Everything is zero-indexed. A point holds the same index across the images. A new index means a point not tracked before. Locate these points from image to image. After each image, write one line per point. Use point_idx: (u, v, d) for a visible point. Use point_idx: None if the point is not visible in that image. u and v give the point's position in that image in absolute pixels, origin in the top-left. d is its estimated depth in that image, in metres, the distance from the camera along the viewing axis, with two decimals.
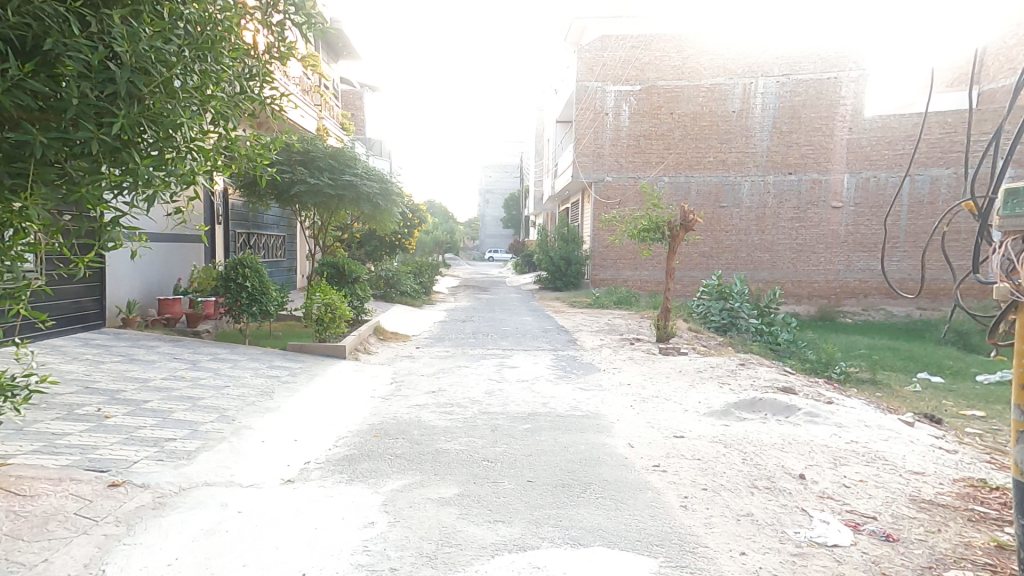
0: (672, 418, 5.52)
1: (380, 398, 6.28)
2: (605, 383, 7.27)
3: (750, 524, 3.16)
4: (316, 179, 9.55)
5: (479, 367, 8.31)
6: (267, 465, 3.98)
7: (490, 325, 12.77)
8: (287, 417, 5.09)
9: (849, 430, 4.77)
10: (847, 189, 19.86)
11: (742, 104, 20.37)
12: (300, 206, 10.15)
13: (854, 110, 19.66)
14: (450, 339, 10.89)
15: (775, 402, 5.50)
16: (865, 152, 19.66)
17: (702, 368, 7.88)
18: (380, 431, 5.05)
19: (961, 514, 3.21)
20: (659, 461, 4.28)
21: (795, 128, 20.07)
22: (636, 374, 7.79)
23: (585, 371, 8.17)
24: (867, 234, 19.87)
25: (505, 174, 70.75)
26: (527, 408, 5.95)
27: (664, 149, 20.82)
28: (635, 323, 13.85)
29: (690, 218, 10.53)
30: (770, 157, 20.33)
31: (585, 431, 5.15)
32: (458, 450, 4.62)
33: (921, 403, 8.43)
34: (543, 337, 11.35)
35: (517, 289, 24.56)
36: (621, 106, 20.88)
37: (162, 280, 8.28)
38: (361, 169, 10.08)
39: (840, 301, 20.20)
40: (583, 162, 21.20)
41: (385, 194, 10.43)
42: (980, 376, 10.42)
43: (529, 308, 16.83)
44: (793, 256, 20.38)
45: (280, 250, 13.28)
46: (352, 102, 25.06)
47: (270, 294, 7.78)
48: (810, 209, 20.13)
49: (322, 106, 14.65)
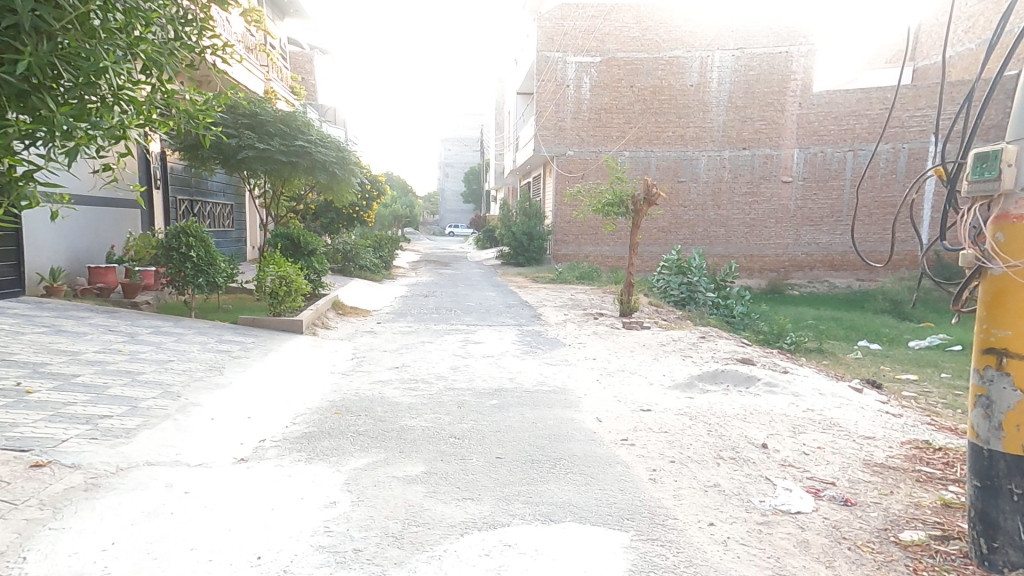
0: (638, 392, 5.58)
1: (339, 374, 6.05)
2: (570, 357, 7.28)
3: (717, 495, 3.21)
4: (267, 145, 8.93)
5: (443, 342, 8.15)
6: (218, 444, 3.74)
7: (452, 301, 12.56)
8: (238, 393, 4.80)
9: (805, 398, 4.93)
10: (797, 164, 20.45)
11: (699, 78, 20.54)
12: (248, 173, 9.51)
13: (805, 86, 20.16)
14: (412, 314, 10.63)
15: (736, 373, 5.66)
16: (814, 128, 20.19)
17: (664, 341, 8.02)
18: (341, 408, 4.85)
19: (911, 476, 3.36)
20: (627, 436, 4.32)
21: (749, 103, 20.45)
22: (600, 348, 7.85)
23: (550, 345, 8.17)
24: (816, 209, 20.61)
25: (465, 147, 69.39)
26: (493, 383, 5.87)
27: (624, 122, 20.82)
28: (597, 298, 13.98)
29: (653, 191, 10.55)
30: (726, 132, 20.68)
31: (553, 407, 5.14)
32: (424, 427, 4.48)
33: (863, 369, 8.91)
34: (507, 312, 11.28)
35: (479, 265, 24.34)
36: (581, 78, 20.68)
37: (90, 247, 7.60)
38: (314, 135, 9.52)
39: (789, 275, 21.06)
40: (544, 135, 20.95)
41: (342, 162, 9.93)
42: (913, 342, 11.12)
43: (491, 283, 16.69)
44: (747, 231, 20.99)
45: (228, 220, 12.52)
46: (301, 66, 23.73)
47: (217, 265, 7.31)
48: (763, 184, 20.71)
49: (269, 67, 13.75)
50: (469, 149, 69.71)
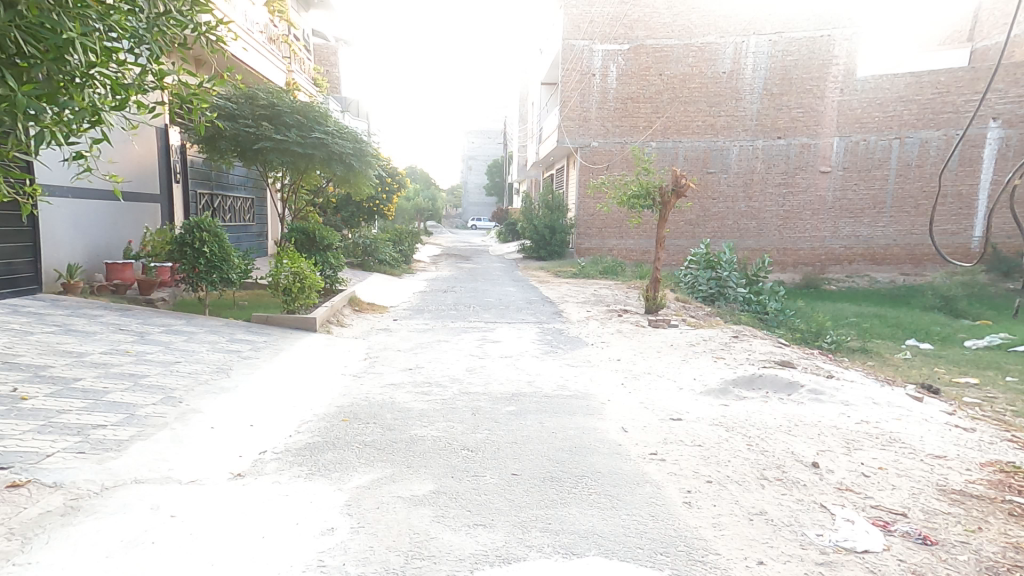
0: (668, 398, 5.16)
1: (351, 376, 5.78)
2: (594, 358, 6.87)
3: (765, 526, 2.78)
4: (285, 136, 8.68)
5: (461, 341, 7.84)
6: (214, 456, 3.48)
7: (471, 296, 12.24)
8: (243, 398, 4.57)
9: (857, 408, 4.42)
10: (835, 153, 19.45)
11: (732, 65, 19.67)
12: (265, 166, 9.31)
13: (847, 71, 19.08)
14: (431, 311, 10.35)
15: (776, 378, 5.18)
16: (855, 115, 19.17)
17: (695, 341, 7.54)
18: (349, 414, 4.57)
19: (1000, 508, 2.87)
20: (656, 449, 3.89)
21: (785, 90, 19.51)
22: (626, 348, 7.42)
23: (572, 344, 7.78)
24: (855, 200, 19.58)
25: (488, 140, 69.00)
26: (511, 387, 5.52)
27: (652, 112, 20.12)
28: (622, 293, 13.49)
29: (683, 182, 10.01)
30: (759, 121, 19.79)
31: (575, 414, 4.76)
32: (435, 438, 4.16)
33: (914, 372, 8.24)
34: (528, 308, 10.92)
35: (500, 258, 24.01)
36: (608, 66, 20.01)
37: (109, 243, 7.50)
38: (332, 127, 9.27)
39: (825, 269, 20.11)
40: (569, 126, 20.41)
41: (359, 154, 9.67)
42: (968, 342, 10.34)
43: (512, 278, 16.32)
44: (780, 224, 20.12)
45: (248, 214, 12.45)
46: (325, 59, 23.70)
47: (232, 262, 7.09)
48: (798, 174, 19.76)
49: (290, 58, 13.59)
50: (491, 142, 69.36)
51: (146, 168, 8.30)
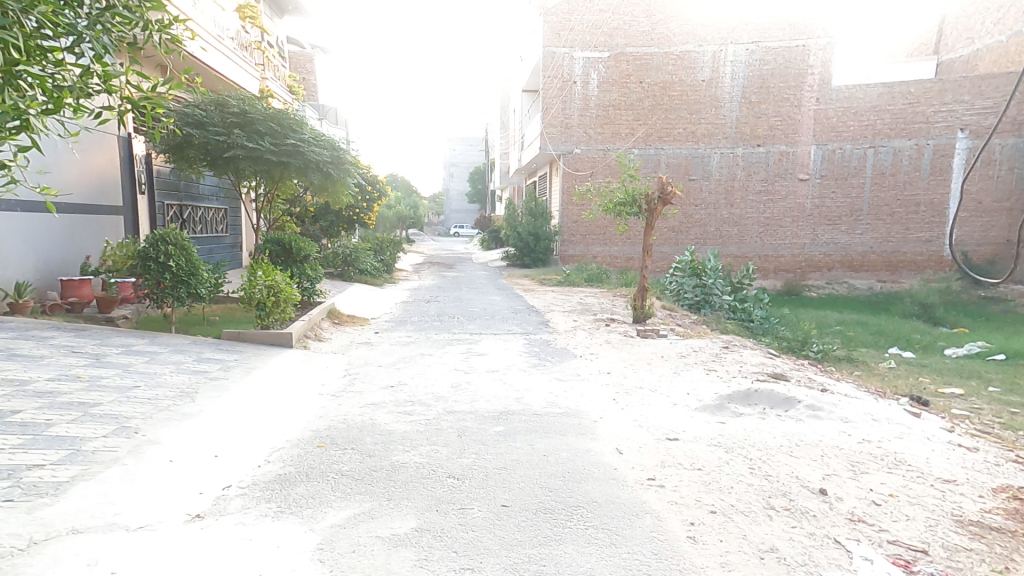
0: (662, 415, 4.95)
1: (328, 396, 5.45)
2: (583, 372, 6.65)
3: (778, 567, 2.56)
4: (257, 144, 8.33)
5: (444, 355, 7.55)
6: (170, 495, 3.14)
7: (455, 307, 11.94)
8: (208, 424, 4.22)
9: (857, 426, 4.27)
10: (813, 161, 19.69)
11: (711, 73, 19.82)
12: (238, 174, 8.92)
13: (823, 80, 19.37)
14: (413, 323, 10.03)
15: (772, 393, 5.02)
16: (832, 123, 19.45)
17: (684, 352, 7.38)
18: (325, 440, 4.26)
19: (1022, 542, 2.70)
20: (654, 474, 3.67)
21: (763, 98, 19.72)
22: (615, 361, 7.22)
23: (560, 357, 7.55)
24: (834, 207, 19.83)
25: (470, 147, 68.87)
26: (498, 406, 5.26)
27: (633, 120, 20.16)
28: (607, 302, 13.35)
29: (668, 190, 9.92)
30: (739, 128, 19.96)
31: (566, 435, 4.52)
32: (417, 465, 3.87)
33: (900, 381, 8.22)
34: (513, 319, 10.69)
35: (483, 266, 23.75)
36: (589, 74, 20.02)
37: (64, 258, 7.05)
38: (307, 134, 8.95)
39: (806, 275, 20.31)
40: (551, 133, 20.33)
41: (337, 162, 9.35)
42: (949, 349, 10.41)
43: (496, 287, 16.08)
44: (761, 231, 20.27)
45: (221, 224, 11.99)
46: (302, 64, 23.27)
47: (201, 276, 6.72)
48: (777, 181, 19.95)
49: (264, 63, 13.21)
50: (474, 149, 69.28)
51: (107, 178, 7.86)
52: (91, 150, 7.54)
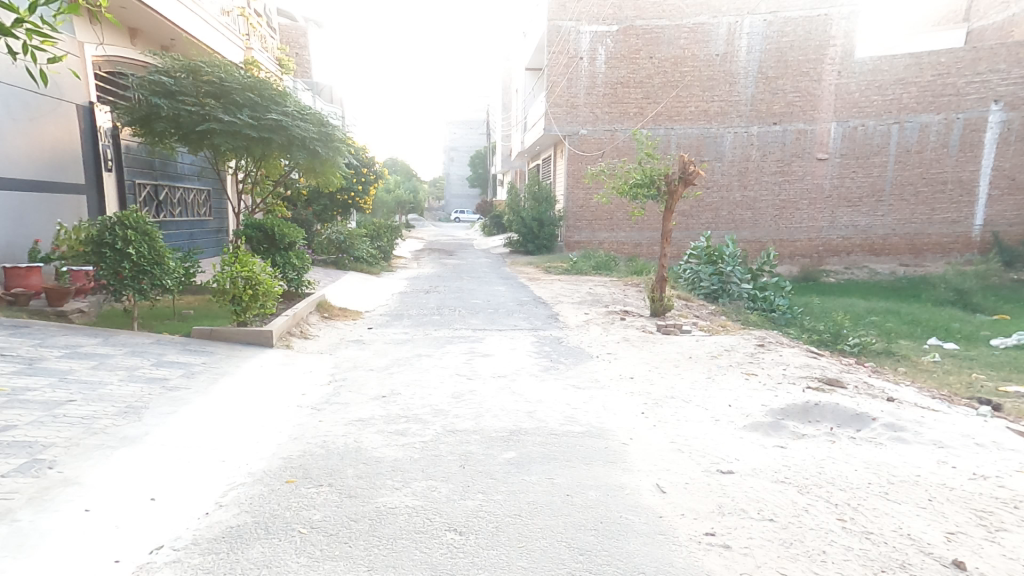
0: (706, 435, 4.14)
1: (309, 408, 4.62)
2: (602, 378, 5.83)
3: None
4: (235, 118, 7.41)
5: (445, 355, 6.74)
6: (70, 572, 2.31)
7: (456, 297, 11.09)
8: (151, 452, 3.38)
9: (960, 456, 3.44)
10: (833, 140, 18.64)
11: (726, 46, 18.70)
12: (215, 152, 8.00)
13: (845, 53, 18.23)
14: (411, 316, 9.22)
15: (837, 409, 4.21)
16: (853, 100, 18.37)
17: (715, 351, 6.56)
18: (296, 472, 3.39)
19: None
20: (714, 527, 2.83)
21: (781, 73, 18.61)
22: (636, 362, 6.40)
23: (574, 358, 6.73)
24: (853, 189, 18.85)
25: (470, 130, 67.45)
26: (508, 423, 4.45)
27: (643, 98, 19.12)
28: (619, 292, 12.51)
29: (691, 169, 9.02)
30: (754, 106, 18.88)
31: (592, 464, 3.70)
32: (413, 511, 3.03)
33: (952, 378, 7.40)
34: (519, 311, 9.88)
35: (484, 253, 22.86)
36: (596, 49, 18.93)
37: (10, 243, 6.14)
38: (291, 107, 8.02)
39: (823, 260, 19.39)
40: (556, 112, 19.29)
41: (325, 139, 8.43)
42: (995, 340, 9.57)
43: (500, 275, 15.25)
44: (776, 214, 19.31)
45: (203, 208, 11.10)
46: (293, 40, 22.16)
47: (168, 265, 5.84)
48: (794, 162, 18.94)
49: (249, 34, 12.20)
50: (474, 133, 67.89)
51: (63, 153, 6.95)
52: (43, 120, 6.60)
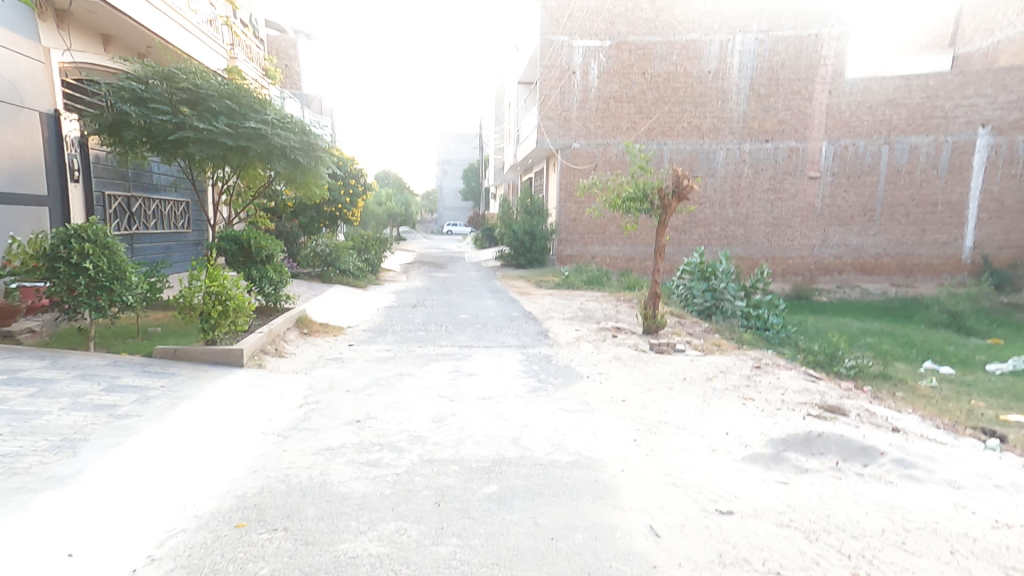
0: (702, 467, 3.83)
1: (274, 435, 4.26)
2: (591, 400, 5.53)
3: None
4: (210, 126, 7.13)
5: (427, 374, 6.41)
6: None
7: (443, 313, 10.78)
8: (83, 493, 3.01)
9: (980, 501, 3.15)
10: (824, 158, 18.67)
11: (718, 64, 18.74)
12: (189, 161, 7.70)
13: (836, 72, 18.33)
14: (395, 332, 8.87)
15: (842, 441, 3.92)
16: (844, 118, 18.44)
17: (710, 373, 6.28)
18: (248, 514, 3.02)
19: None
20: None
21: (772, 91, 18.67)
22: (627, 384, 6.11)
23: (563, 379, 6.42)
24: (845, 206, 18.84)
25: (464, 143, 67.62)
26: (489, 453, 4.12)
27: (635, 113, 19.09)
28: (611, 308, 12.26)
29: (684, 184, 8.82)
30: (746, 123, 18.90)
31: (579, 501, 3.38)
32: (377, 563, 2.69)
33: (952, 403, 7.16)
34: (507, 328, 9.57)
35: (476, 266, 22.58)
36: (589, 64, 18.92)
37: None
38: (271, 116, 7.76)
39: (815, 278, 19.31)
40: (548, 127, 19.20)
41: (307, 148, 8.16)
42: (991, 365, 9.38)
43: (490, 289, 14.96)
44: (768, 231, 19.23)
45: (182, 219, 10.75)
46: (284, 51, 22.01)
47: (128, 279, 5.48)
48: (786, 179, 18.92)
49: (234, 42, 11.96)
50: (467, 146, 68.02)
51: (26, 161, 6.57)
52: (6, 126, 6.22)
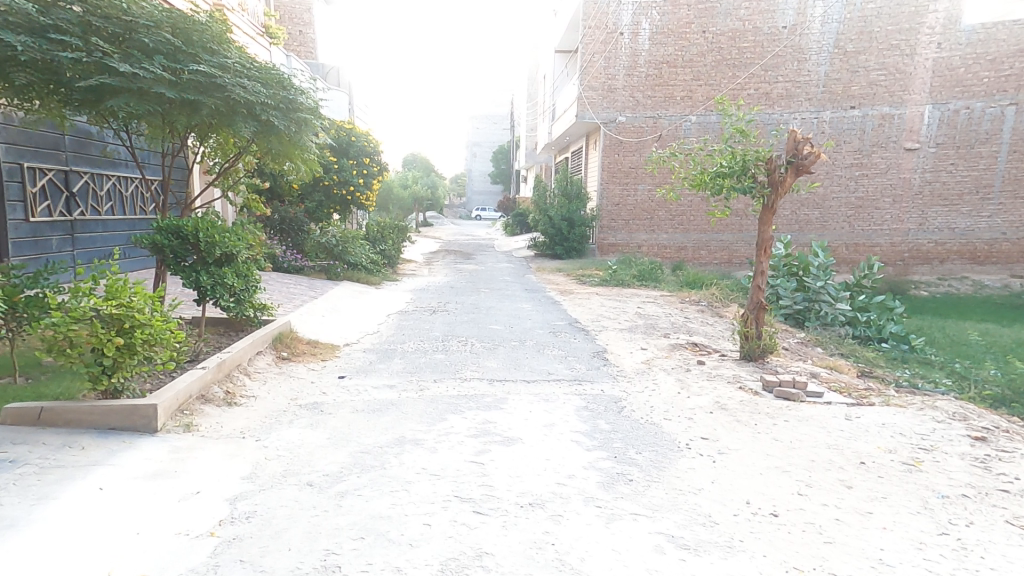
0: None
1: None
2: (716, 515, 3.16)
3: None
4: (142, 69, 4.98)
5: (442, 445, 4.18)
6: None
7: (469, 322, 8.58)
8: None
9: None
10: (926, 125, 15.53)
11: (796, 16, 15.70)
12: (119, 122, 5.52)
13: (947, 20, 14.97)
14: (404, 353, 6.71)
15: None
16: (955, 77, 15.21)
17: (902, 446, 3.85)
18: None
19: None
20: None
21: (863, 48, 15.51)
22: (767, 469, 3.72)
23: (652, 453, 4.12)
24: (950, 184, 15.69)
25: (493, 125, 65.11)
26: None
27: (693, 80, 16.28)
28: (678, 315, 9.82)
29: (807, 152, 6.24)
30: (828, 87, 15.84)
31: None
32: None
33: None
34: (552, 346, 7.31)
35: (507, 256, 20.32)
36: (639, 23, 16.18)
37: None
38: (233, 61, 5.60)
39: (908, 269, 16.26)
40: (590, 97, 16.66)
41: (287, 108, 5.99)
42: None
43: (525, 287, 12.72)
44: (850, 214, 16.27)
45: (149, 202, 8.78)
46: (295, 16, 20.33)
47: None
48: (875, 153, 15.89)
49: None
50: (497, 127, 65.38)
51: None
52: None
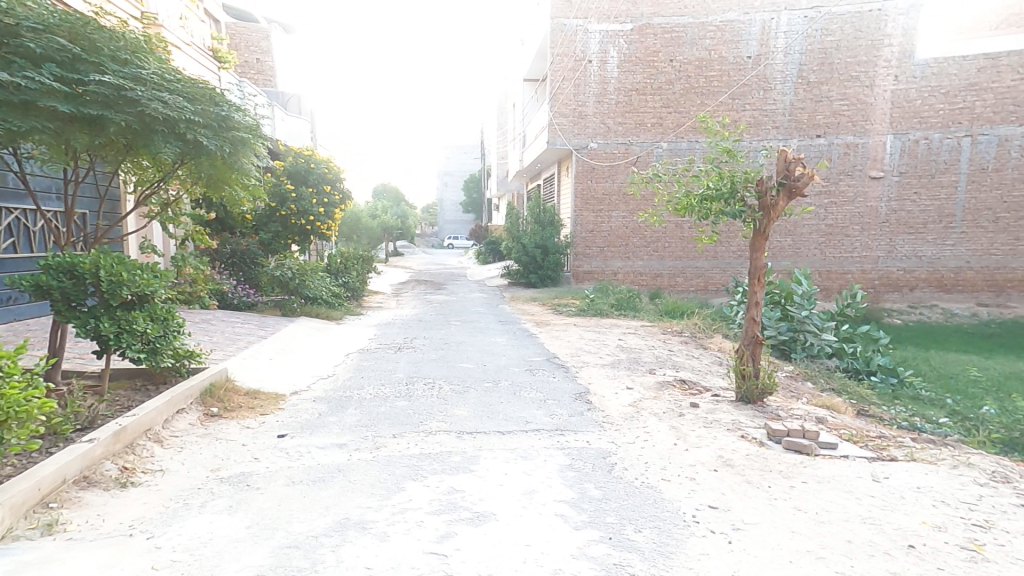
0: None
1: None
2: None
3: None
4: (27, 79, 4.16)
5: (396, 528, 3.34)
6: None
7: (437, 360, 7.76)
8: None
9: None
10: (890, 153, 15.73)
11: (759, 47, 15.89)
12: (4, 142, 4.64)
13: (902, 52, 15.36)
14: (357, 401, 5.84)
15: None
16: (914, 107, 15.54)
17: (951, 522, 3.31)
18: None
19: None
20: None
21: (826, 77, 15.73)
22: (799, 554, 3.00)
23: (653, 530, 3.37)
24: (916, 212, 15.85)
25: (465, 155, 65.24)
26: None
27: (662, 108, 16.19)
28: (660, 347, 9.22)
29: (798, 174, 5.80)
30: (794, 116, 15.97)
31: None
32: None
33: None
34: (528, 388, 6.55)
35: (479, 286, 19.63)
36: (607, 51, 16.14)
37: None
38: (151, 73, 4.83)
39: (881, 295, 16.24)
40: (561, 124, 16.44)
41: (218, 126, 5.23)
42: None
43: (498, 319, 11.99)
44: (822, 241, 16.25)
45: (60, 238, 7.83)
46: (255, 42, 19.83)
47: None
48: (842, 180, 15.99)
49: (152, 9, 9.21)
50: (468, 156, 65.52)
51: None
52: None
